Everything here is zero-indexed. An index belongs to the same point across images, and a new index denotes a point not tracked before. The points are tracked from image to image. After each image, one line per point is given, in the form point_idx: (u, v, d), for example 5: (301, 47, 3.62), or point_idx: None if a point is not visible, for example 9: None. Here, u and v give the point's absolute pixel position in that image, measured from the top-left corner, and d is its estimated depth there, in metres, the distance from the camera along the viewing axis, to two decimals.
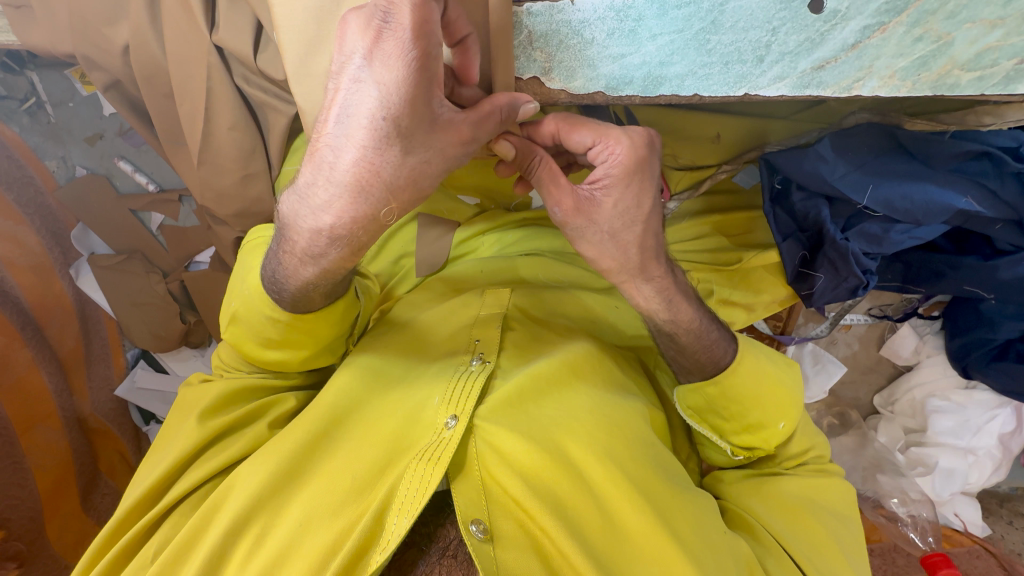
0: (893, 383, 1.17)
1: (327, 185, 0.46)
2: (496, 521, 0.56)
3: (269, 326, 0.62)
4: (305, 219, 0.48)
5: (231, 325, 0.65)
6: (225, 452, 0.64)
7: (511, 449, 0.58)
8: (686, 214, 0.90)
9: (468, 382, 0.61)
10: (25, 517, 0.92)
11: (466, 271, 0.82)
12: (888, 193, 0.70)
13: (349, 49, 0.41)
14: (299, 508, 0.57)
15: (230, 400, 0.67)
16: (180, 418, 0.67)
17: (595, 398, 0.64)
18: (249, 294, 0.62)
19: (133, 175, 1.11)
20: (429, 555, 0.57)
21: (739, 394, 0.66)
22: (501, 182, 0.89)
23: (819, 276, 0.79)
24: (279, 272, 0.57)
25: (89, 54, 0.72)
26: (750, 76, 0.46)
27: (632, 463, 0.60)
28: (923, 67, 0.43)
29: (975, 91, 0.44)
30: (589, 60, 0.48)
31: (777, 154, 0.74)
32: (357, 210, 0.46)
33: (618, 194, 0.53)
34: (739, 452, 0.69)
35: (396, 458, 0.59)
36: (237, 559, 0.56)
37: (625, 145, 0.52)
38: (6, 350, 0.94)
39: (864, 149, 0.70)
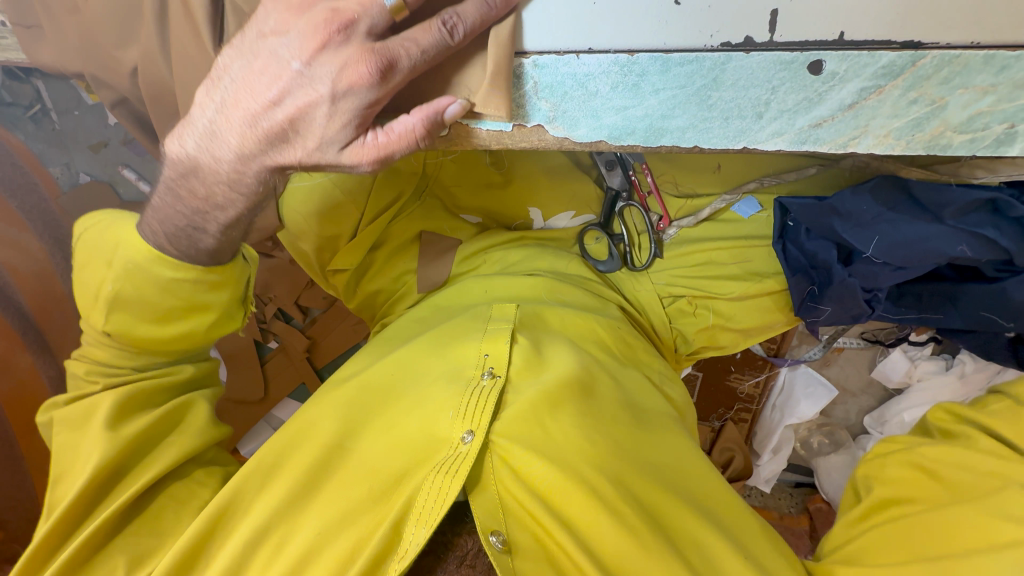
0: (882, 405, 1.17)
1: (241, 133, 0.54)
2: (513, 532, 0.57)
3: (164, 293, 0.63)
4: (213, 151, 0.56)
5: (113, 309, 0.63)
6: (159, 460, 0.62)
7: (525, 466, 0.59)
8: (686, 241, 0.89)
9: (481, 397, 0.63)
10: (24, 519, 0.93)
11: (465, 286, 0.84)
12: (891, 239, 0.68)
13: (325, 37, 0.48)
14: (317, 518, 0.58)
15: (135, 403, 0.65)
16: (78, 435, 0.62)
17: (600, 414, 0.65)
18: (134, 262, 0.62)
19: (136, 183, 1.10)
20: (447, 563, 0.58)
21: None
22: (500, 199, 0.90)
23: (826, 309, 0.80)
24: (171, 205, 0.60)
25: (98, 73, 0.73)
26: (750, 130, 0.49)
27: (639, 483, 0.61)
28: (917, 128, 0.46)
29: (968, 152, 0.46)
30: (593, 111, 0.50)
31: (791, 199, 0.77)
32: (258, 163, 0.56)
33: None
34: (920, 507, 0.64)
35: (413, 467, 0.60)
36: (257, 566, 0.56)
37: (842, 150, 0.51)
38: (7, 355, 0.97)
39: (878, 200, 0.69)
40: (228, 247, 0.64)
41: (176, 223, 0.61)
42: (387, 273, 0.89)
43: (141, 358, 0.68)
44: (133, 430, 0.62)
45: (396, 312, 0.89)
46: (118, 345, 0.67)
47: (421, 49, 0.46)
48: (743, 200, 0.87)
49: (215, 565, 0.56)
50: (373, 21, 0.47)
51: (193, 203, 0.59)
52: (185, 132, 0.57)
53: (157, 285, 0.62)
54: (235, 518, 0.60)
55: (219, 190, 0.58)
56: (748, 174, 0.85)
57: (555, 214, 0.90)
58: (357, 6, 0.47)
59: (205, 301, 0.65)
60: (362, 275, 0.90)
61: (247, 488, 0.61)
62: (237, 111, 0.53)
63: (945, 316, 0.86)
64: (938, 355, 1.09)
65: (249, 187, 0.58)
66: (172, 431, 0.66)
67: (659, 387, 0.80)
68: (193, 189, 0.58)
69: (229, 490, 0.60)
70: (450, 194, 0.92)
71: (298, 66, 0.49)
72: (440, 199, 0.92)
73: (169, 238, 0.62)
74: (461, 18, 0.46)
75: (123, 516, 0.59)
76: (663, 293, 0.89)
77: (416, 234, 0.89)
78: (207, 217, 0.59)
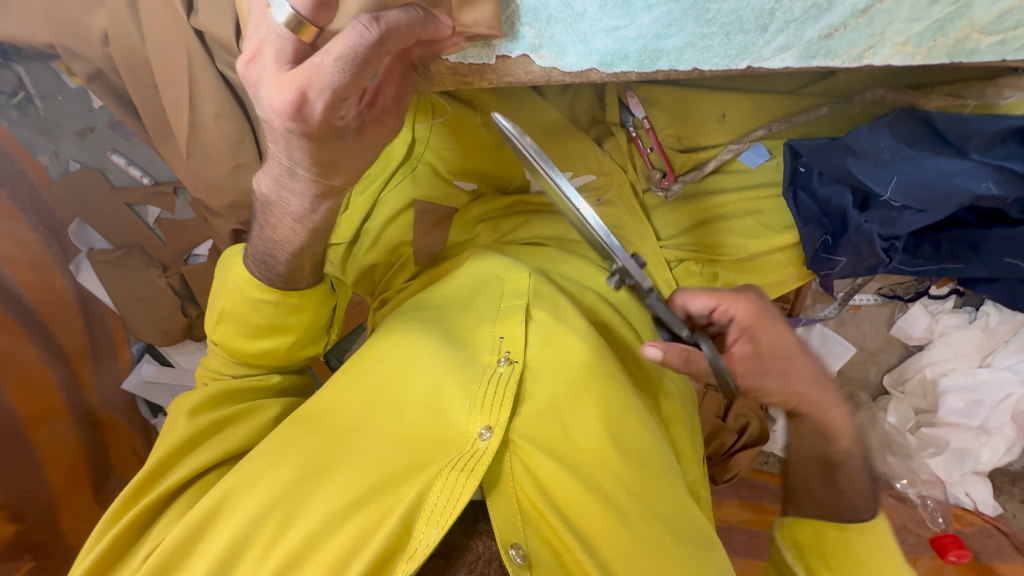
0: (904, 363, 1.13)
1: (287, 170, 0.52)
2: (532, 545, 0.55)
3: (257, 312, 0.64)
4: (271, 180, 0.54)
5: (220, 325, 0.65)
6: (214, 449, 0.63)
7: (544, 469, 0.58)
8: (692, 197, 0.84)
9: (499, 385, 0.60)
10: (40, 510, 0.95)
11: (466, 262, 0.74)
12: (911, 180, 0.68)
13: (269, 103, 0.43)
14: (324, 506, 0.56)
15: (222, 396, 0.66)
16: (171, 416, 0.66)
17: (622, 405, 0.63)
18: (235, 288, 0.64)
19: (127, 168, 1.06)
20: (458, 568, 0.55)
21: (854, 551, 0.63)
22: (500, 161, 0.84)
23: (841, 260, 0.76)
24: (268, 249, 0.61)
25: (69, 43, 0.70)
26: (753, 45, 0.49)
27: (657, 489, 0.60)
28: (940, 32, 0.47)
29: (995, 55, 0.49)
30: (581, 35, 0.49)
31: (802, 141, 0.75)
32: (299, 149, 0.48)
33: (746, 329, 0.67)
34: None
35: (428, 459, 0.58)
36: (249, 563, 0.54)
37: (744, 303, 0.67)
38: (14, 349, 0.95)
39: (898, 137, 0.69)
40: (300, 269, 0.63)
41: (262, 246, 0.61)
42: (381, 244, 0.84)
43: (246, 341, 0.65)
44: (210, 418, 0.64)
45: (396, 285, 0.85)
46: (221, 352, 0.69)
47: (337, 59, 0.41)
48: (749, 148, 0.81)
49: (215, 543, 0.55)
50: (282, 50, 0.42)
51: (277, 232, 0.59)
52: (261, 171, 0.56)
53: (249, 305, 0.63)
54: (228, 508, 0.57)
55: (307, 179, 0.52)
56: (755, 120, 0.80)
57: None
58: (259, 35, 0.42)
59: (288, 322, 0.65)
60: (357, 249, 0.85)
61: (241, 483, 0.58)
62: (274, 144, 0.49)
63: (966, 266, 0.81)
64: (961, 308, 1.03)
65: (327, 192, 0.54)
66: (240, 424, 0.66)
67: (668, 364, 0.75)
68: (275, 217, 0.58)
69: (237, 472, 0.59)
70: (442, 160, 0.84)
71: (263, 113, 0.45)
72: (432, 166, 0.85)
73: (257, 260, 0.62)
74: (388, 18, 0.42)
75: (168, 501, 0.61)
76: (670, 256, 0.83)
77: (408, 202, 0.84)
78: (289, 244, 0.59)
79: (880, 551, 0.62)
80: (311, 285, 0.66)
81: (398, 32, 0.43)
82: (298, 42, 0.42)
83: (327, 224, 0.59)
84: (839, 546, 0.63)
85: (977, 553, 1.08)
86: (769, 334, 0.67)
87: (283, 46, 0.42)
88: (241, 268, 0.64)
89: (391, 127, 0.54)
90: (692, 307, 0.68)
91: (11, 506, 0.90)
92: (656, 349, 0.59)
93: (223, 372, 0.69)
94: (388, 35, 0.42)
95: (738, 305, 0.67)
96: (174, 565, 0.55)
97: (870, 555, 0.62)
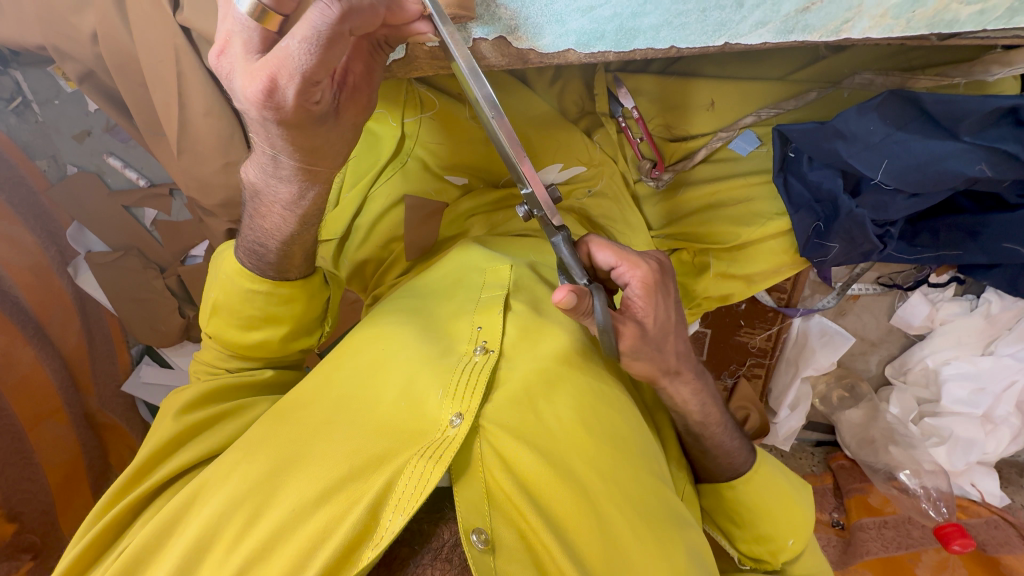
0: (905, 353, 1.11)
1: (272, 159, 0.52)
2: (498, 530, 0.55)
3: (248, 303, 0.64)
4: (260, 170, 0.55)
5: (213, 316, 0.66)
6: (201, 445, 0.63)
7: (515, 456, 0.57)
8: (684, 186, 0.84)
9: (473, 373, 0.59)
10: (37, 511, 0.98)
11: (455, 254, 0.74)
12: (902, 164, 0.66)
13: (242, 92, 0.44)
14: (292, 495, 0.55)
15: (217, 392, 0.67)
16: (163, 410, 0.67)
17: (597, 391, 0.62)
18: (226, 279, 0.64)
19: (123, 171, 1.08)
20: (423, 556, 0.56)
21: (749, 503, 0.71)
22: (490, 154, 0.85)
23: (833, 246, 0.76)
24: (259, 240, 0.61)
25: (59, 44, 0.71)
26: (730, 22, 0.49)
27: (630, 475, 0.60)
28: (918, 3, 0.47)
29: (976, 24, 0.48)
30: (557, 15, 0.49)
31: (791, 125, 0.74)
32: (284, 138, 0.49)
33: (651, 306, 0.59)
34: (745, 561, 0.74)
35: (398, 448, 0.57)
36: (217, 553, 0.54)
37: (645, 270, 0.58)
38: (8, 349, 0.97)
39: (887, 120, 0.67)
40: (292, 259, 0.63)
41: (252, 236, 0.61)
42: (372, 240, 0.84)
43: (244, 333, 0.66)
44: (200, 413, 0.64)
45: (388, 280, 0.85)
46: (217, 346, 0.69)
47: (303, 43, 0.41)
48: (740, 136, 0.81)
49: (185, 535, 0.55)
50: (253, 40, 0.43)
51: (266, 223, 0.59)
52: (249, 161, 0.57)
53: (240, 296, 0.64)
54: (201, 500, 0.57)
55: (293, 167, 0.53)
56: (745, 108, 0.79)
57: (542, 168, 0.82)
58: (229, 26, 0.43)
59: (280, 313, 0.66)
60: (349, 245, 0.85)
61: (216, 475, 0.58)
62: (258, 135, 0.50)
63: (965, 252, 0.80)
64: (961, 296, 1.02)
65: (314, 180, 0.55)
66: (225, 419, 0.65)
67: None
68: (265, 206, 0.58)
69: (214, 466, 0.59)
70: (432, 154, 0.84)
71: (238, 104, 0.45)
72: (423, 161, 0.85)
73: (247, 250, 0.63)
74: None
75: (150, 495, 0.61)
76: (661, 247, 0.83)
77: (399, 197, 0.83)
78: (279, 232, 0.59)
79: (768, 492, 0.70)
80: (303, 276, 0.66)
81: (360, 11, 0.43)
82: (266, 31, 0.42)
83: (315, 212, 0.59)
84: (739, 506, 0.71)
85: (982, 544, 1.07)
86: (655, 307, 0.59)
87: (249, 35, 0.42)
88: (233, 262, 0.64)
89: (365, 105, 0.55)
90: (599, 259, 0.59)
91: (9, 507, 0.93)
92: (572, 293, 0.50)
93: (217, 365, 0.70)
94: (348, 14, 0.42)
95: (637, 272, 0.58)
96: (146, 560, 0.55)
97: (768, 505, 0.70)
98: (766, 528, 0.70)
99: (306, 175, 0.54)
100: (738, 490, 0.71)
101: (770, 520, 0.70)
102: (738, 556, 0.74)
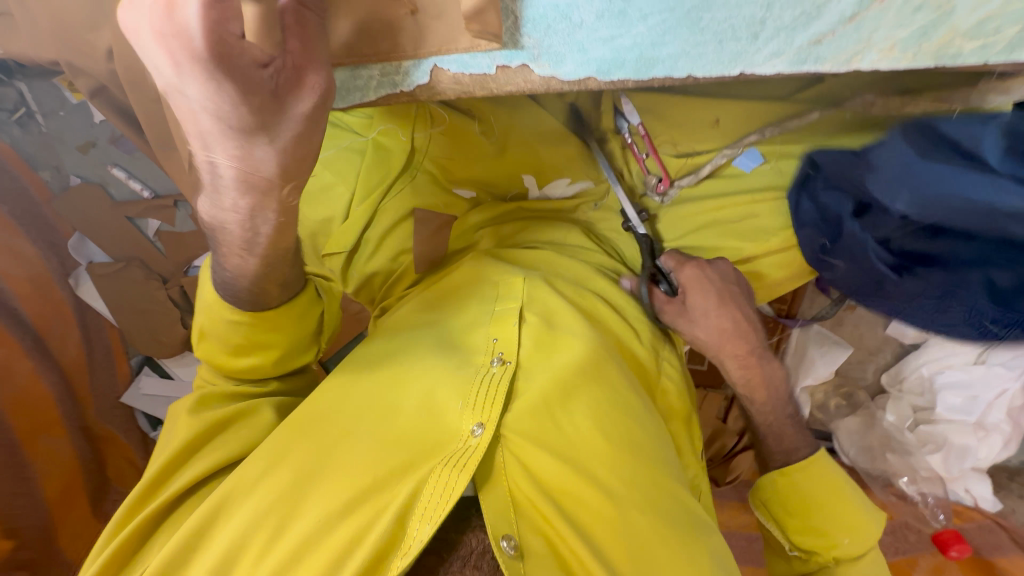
0: (900, 362, 1.14)
1: (210, 166, 0.48)
2: (525, 537, 0.56)
3: (233, 331, 0.63)
4: (211, 192, 0.51)
5: (202, 341, 0.65)
6: (219, 451, 0.63)
7: (536, 462, 0.59)
8: (689, 199, 0.86)
9: (491, 386, 0.60)
10: (34, 527, 0.96)
11: (465, 267, 0.75)
12: (925, 196, 0.61)
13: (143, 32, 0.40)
14: (318, 506, 0.56)
15: (216, 397, 0.67)
16: (172, 418, 0.66)
17: (612, 398, 0.63)
18: (208, 303, 0.63)
19: (127, 182, 1.08)
20: (451, 563, 0.55)
21: (805, 489, 0.72)
22: (498, 166, 0.85)
23: (840, 264, 0.77)
24: (227, 276, 0.60)
25: (72, 60, 0.74)
26: (745, 52, 0.51)
27: (650, 479, 0.60)
28: (923, 37, 0.49)
29: (979, 58, 0.50)
30: (579, 44, 0.51)
31: (821, 152, 0.73)
32: (211, 107, 0.43)
33: (702, 297, 0.73)
34: (796, 549, 0.74)
35: (421, 458, 0.58)
36: (245, 567, 0.54)
37: (698, 267, 0.74)
38: (8, 362, 0.97)
39: (915, 148, 0.60)
40: (267, 284, 0.61)
41: (222, 273, 0.60)
42: (382, 252, 0.83)
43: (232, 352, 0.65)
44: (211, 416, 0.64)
45: (397, 294, 0.83)
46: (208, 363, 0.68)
47: None
48: (744, 153, 0.83)
49: (212, 549, 0.55)
50: None
51: (231, 260, 0.58)
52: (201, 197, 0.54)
53: (224, 319, 0.63)
54: (226, 513, 0.57)
55: (241, 177, 0.49)
56: (749, 125, 0.82)
57: (550, 183, 0.86)
58: None
59: (269, 338, 0.65)
60: (358, 258, 0.85)
61: (238, 486, 0.58)
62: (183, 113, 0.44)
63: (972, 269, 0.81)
64: None
65: (281, 186, 0.51)
66: (239, 425, 0.66)
67: (663, 359, 0.76)
68: (224, 245, 0.56)
69: (236, 476, 0.59)
70: (444, 170, 0.86)
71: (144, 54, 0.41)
72: (432, 175, 0.86)
73: (221, 283, 0.61)
74: None
75: (171, 506, 0.61)
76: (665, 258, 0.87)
77: (408, 211, 0.84)
78: (243, 273, 0.59)
79: (828, 481, 0.72)
80: (282, 303, 0.64)
81: None
82: None
83: (277, 244, 0.57)
84: (795, 494, 0.72)
85: (977, 548, 1.10)
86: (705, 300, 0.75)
87: None
88: (212, 289, 0.63)
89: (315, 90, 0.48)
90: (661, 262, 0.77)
91: (8, 522, 0.92)
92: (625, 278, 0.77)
93: (212, 380, 0.69)
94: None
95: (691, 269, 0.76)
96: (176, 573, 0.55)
97: (816, 497, 0.72)
98: (818, 518, 0.71)
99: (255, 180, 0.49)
100: (783, 480, 0.73)
101: (820, 510, 0.72)
102: (788, 544, 0.75)
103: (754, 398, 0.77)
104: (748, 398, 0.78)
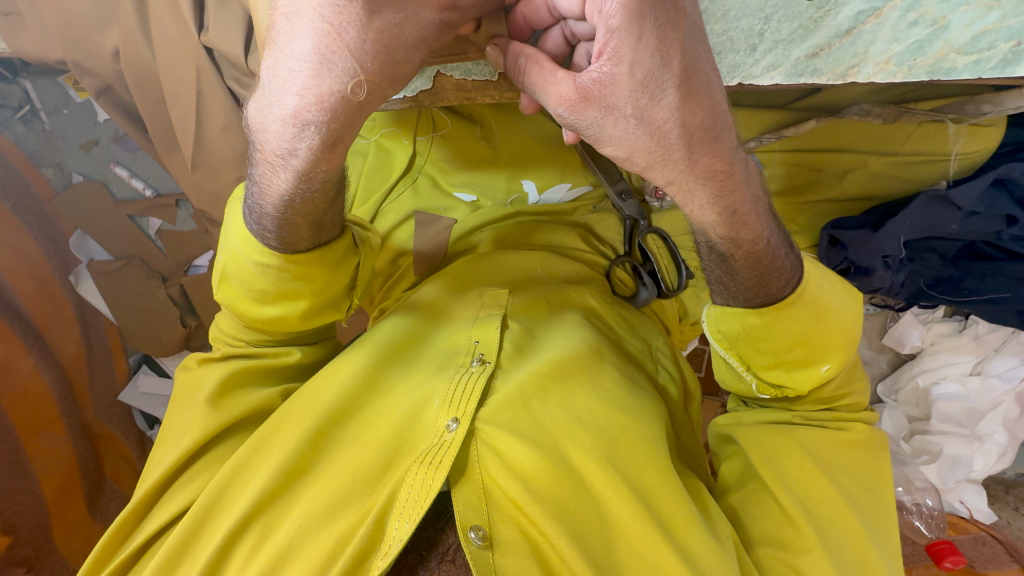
0: (896, 371, 1.14)
1: (309, 62, 0.42)
2: (495, 526, 0.55)
3: (261, 276, 0.58)
4: (281, 95, 0.44)
5: (224, 284, 0.61)
6: (220, 457, 0.64)
7: (511, 452, 0.57)
8: None
9: (469, 384, 0.60)
10: (32, 524, 0.95)
11: (450, 269, 0.76)
12: (973, 225, 0.76)
13: None
14: (299, 511, 0.55)
15: (239, 378, 0.66)
16: (183, 403, 0.66)
17: (594, 394, 0.63)
18: (235, 242, 0.58)
19: (130, 181, 1.08)
20: (430, 560, 0.56)
21: (779, 328, 0.60)
22: (493, 167, 0.86)
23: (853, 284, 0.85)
24: (261, 198, 0.53)
25: (81, 60, 0.77)
26: (744, 63, 0.55)
27: (632, 467, 0.59)
28: (919, 50, 0.50)
29: (974, 73, 0.49)
30: None
31: (842, 232, 0.79)
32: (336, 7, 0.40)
33: (628, 49, 0.41)
34: (764, 390, 0.65)
35: (399, 458, 0.58)
36: (233, 567, 0.55)
37: None
38: (8, 358, 0.96)
39: (920, 211, 0.75)
40: (318, 210, 0.54)
41: (256, 197, 0.53)
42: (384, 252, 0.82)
43: (250, 332, 0.67)
44: (226, 413, 0.63)
45: (396, 295, 0.80)
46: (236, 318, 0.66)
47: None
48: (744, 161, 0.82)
49: (202, 554, 0.55)
50: None
51: (265, 172, 0.50)
52: (257, 101, 0.47)
53: (252, 266, 0.58)
54: (217, 516, 0.58)
55: (318, 59, 0.41)
56: (747, 133, 0.80)
57: (550, 186, 0.86)
58: None
59: (296, 288, 0.59)
60: None
61: (231, 485, 0.59)
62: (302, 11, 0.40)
63: (987, 281, 0.83)
64: (950, 317, 1.04)
65: (353, 84, 0.42)
66: (251, 423, 0.66)
67: (661, 355, 0.77)
68: (271, 165, 0.49)
69: (224, 473, 0.59)
70: (444, 172, 0.87)
71: None
72: (433, 178, 0.87)
73: (254, 211, 0.55)
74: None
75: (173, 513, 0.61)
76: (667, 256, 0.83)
77: (409, 213, 0.83)
78: (285, 193, 0.51)
79: (822, 320, 0.60)
80: (314, 248, 0.58)
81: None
82: None
83: (319, 173, 0.49)
84: (771, 331, 0.60)
85: (971, 560, 1.10)
86: (643, 52, 0.41)
87: None
88: (240, 225, 0.58)
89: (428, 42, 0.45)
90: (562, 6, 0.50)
91: (6, 519, 0.92)
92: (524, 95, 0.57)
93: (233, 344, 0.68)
94: (376, 8, 0.40)
95: None
96: None
97: (805, 332, 0.60)
98: (797, 354, 0.61)
99: (354, 82, 0.42)
100: (765, 317, 0.59)
101: (804, 347, 0.61)
102: (756, 385, 0.65)
103: (742, 241, 0.54)
104: (733, 242, 0.54)
